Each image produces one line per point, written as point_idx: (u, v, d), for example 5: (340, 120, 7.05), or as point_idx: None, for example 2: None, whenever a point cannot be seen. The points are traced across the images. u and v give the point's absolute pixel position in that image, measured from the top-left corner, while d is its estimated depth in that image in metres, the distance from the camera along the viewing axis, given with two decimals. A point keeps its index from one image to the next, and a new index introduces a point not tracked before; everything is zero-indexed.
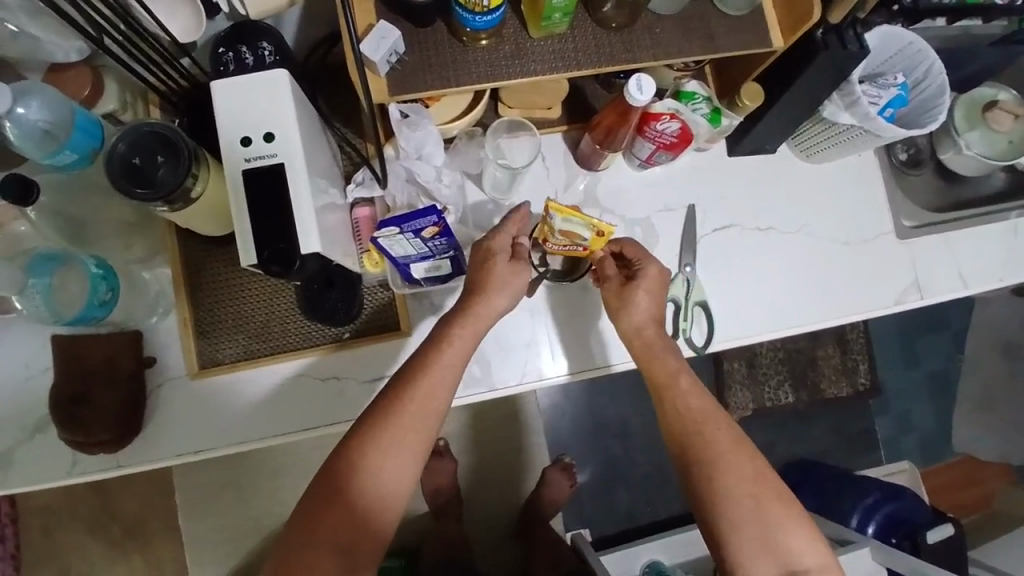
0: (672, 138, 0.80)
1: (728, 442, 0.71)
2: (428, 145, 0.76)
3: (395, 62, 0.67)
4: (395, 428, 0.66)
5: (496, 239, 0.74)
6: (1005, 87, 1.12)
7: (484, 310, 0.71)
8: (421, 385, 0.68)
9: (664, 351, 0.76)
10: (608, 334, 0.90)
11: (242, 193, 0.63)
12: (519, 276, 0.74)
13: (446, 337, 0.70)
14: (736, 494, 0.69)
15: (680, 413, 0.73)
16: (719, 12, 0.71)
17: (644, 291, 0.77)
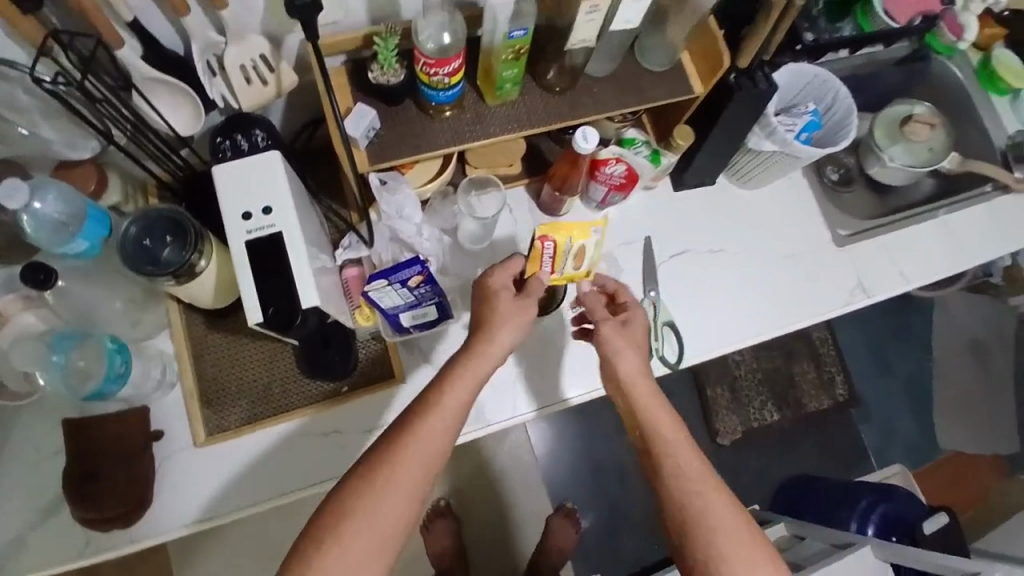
0: (620, 179, 0.91)
1: (698, 478, 0.69)
2: (407, 207, 0.86)
3: (372, 137, 0.77)
4: (392, 465, 0.67)
5: (493, 278, 0.80)
6: (919, 101, 1.25)
7: (487, 346, 0.75)
8: (420, 423, 0.69)
9: (656, 402, 0.75)
10: (563, 370, 0.97)
11: (245, 260, 0.71)
12: (526, 313, 0.79)
13: (449, 379, 0.72)
14: (720, 538, 0.67)
15: (662, 447, 0.72)
16: (645, 69, 0.84)
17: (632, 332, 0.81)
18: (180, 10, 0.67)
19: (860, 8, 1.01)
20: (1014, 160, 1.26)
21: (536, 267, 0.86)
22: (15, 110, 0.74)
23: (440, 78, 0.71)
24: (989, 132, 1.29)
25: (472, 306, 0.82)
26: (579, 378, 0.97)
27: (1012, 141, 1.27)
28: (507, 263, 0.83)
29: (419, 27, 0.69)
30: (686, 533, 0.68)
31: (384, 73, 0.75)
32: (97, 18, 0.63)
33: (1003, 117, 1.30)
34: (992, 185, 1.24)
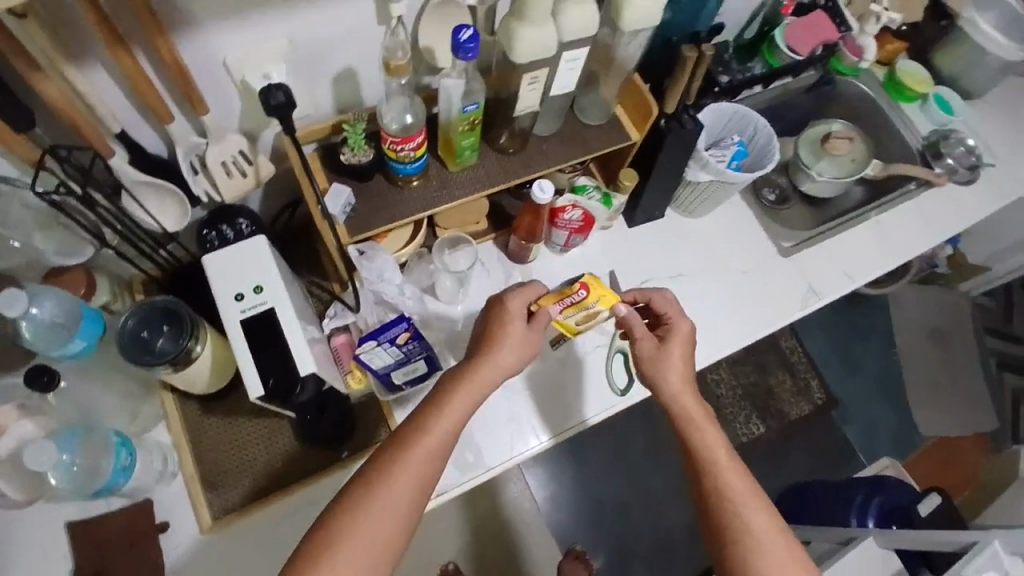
0: (578, 223, 0.99)
1: (738, 487, 0.78)
2: (387, 271, 0.92)
3: (349, 212, 0.84)
4: (394, 473, 0.71)
5: (510, 302, 0.85)
6: (835, 119, 1.40)
7: (491, 364, 0.80)
8: (421, 435, 0.74)
9: (705, 421, 0.83)
10: (577, 396, 1.03)
11: (242, 339, 0.75)
12: (528, 340, 0.84)
13: (451, 394, 0.78)
14: (758, 540, 0.75)
15: (707, 457, 0.80)
16: (583, 122, 0.95)
17: (677, 348, 0.87)
18: (164, 119, 0.74)
19: (766, 48, 1.14)
20: (932, 158, 1.38)
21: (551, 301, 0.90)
22: (11, 227, 0.79)
23: (406, 153, 0.78)
24: (906, 138, 1.41)
25: (480, 323, 0.87)
26: (591, 399, 1.03)
27: (927, 141, 1.39)
28: (524, 287, 0.87)
29: (382, 112, 0.77)
30: (731, 543, 0.76)
31: (355, 154, 0.82)
32: (92, 136, 0.70)
33: (914, 121, 1.44)
34: (915, 183, 1.36)
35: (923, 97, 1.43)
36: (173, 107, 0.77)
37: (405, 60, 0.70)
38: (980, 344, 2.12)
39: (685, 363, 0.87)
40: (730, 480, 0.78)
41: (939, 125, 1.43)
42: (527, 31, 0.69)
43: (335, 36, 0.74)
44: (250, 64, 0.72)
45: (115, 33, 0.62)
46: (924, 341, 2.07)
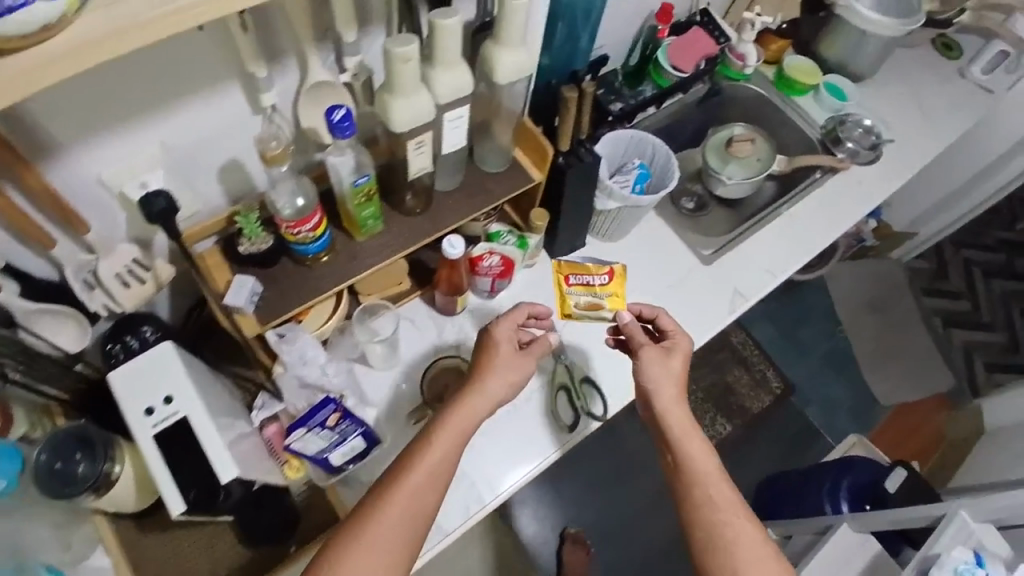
0: (499, 268, 1.00)
1: (721, 490, 0.79)
2: (309, 351, 0.88)
3: (257, 300, 0.82)
4: (393, 497, 0.75)
5: (496, 327, 0.91)
6: (736, 122, 1.45)
7: (484, 388, 0.86)
8: (419, 458, 0.78)
9: (695, 428, 0.85)
10: (536, 439, 1.01)
11: (156, 455, 0.74)
12: (520, 360, 0.90)
13: (446, 419, 0.82)
14: (738, 546, 0.75)
15: (692, 464, 0.82)
16: (485, 171, 0.97)
17: (677, 359, 0.91)
18: (45, 245, 0.71)
19: (652, 70, 1.17)
20: (832, 144, 1.39)
21: (567, 274, 1.10)
22: None
23: (304, 234, 0.77)
24: (803, 131, 1.43)
25: (473, 358, 0.92)
26: (547, 441, 1.01)
27: (826, 129, 1.40)
28: (514, 311, 0.93)
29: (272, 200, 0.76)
30: (717, 548, 0.76)
31: (253, 243, 0.81)
32: None
33: (810, 112, 1.44)
34: (820, 171, 1.38)
35: (814, 89, 1.44)
36: (56, 229, 0.74)
37: (280, 148, 0.69)
38: (920, 305, 2.20)
39: (681, 373, 0.90)
40: (714, 486, 0.79)
41: (834, 112, 1.43)
42: (401, 103, 0.70)
43: (210, 133, 0.73)
44: (126, 175, 0.71)
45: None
46: (866, 313, 2.15)
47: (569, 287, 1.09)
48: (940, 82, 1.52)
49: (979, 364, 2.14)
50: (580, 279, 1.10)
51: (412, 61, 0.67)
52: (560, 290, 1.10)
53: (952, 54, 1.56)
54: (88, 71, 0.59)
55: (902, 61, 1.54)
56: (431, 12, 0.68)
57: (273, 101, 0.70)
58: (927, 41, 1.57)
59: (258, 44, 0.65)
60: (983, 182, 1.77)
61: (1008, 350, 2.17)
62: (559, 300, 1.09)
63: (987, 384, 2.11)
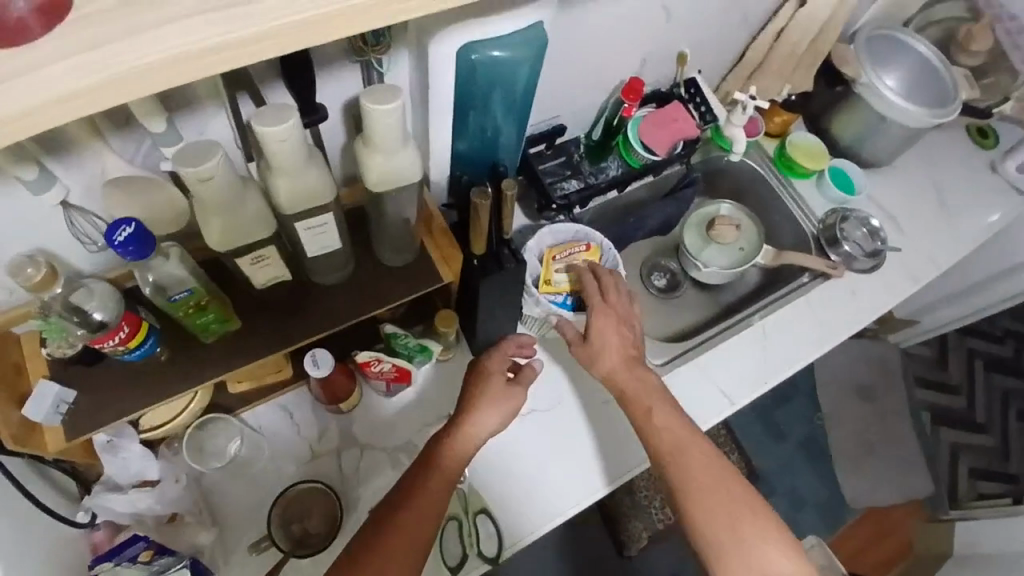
0: (392, 373, 0.84)
1: (694, 465, 0.76)
2: (135, 464, 0.75)
3: (67, 410, 0.68)
4: (383, 548, 0.69)
5: (490, 360, 0.84)
6: (722, 199, 1.28)
7: (474, 428, 0.79)
8: (410, 506, 0.72)
9: (641, 390, 0.83)
10: (448, 545, 0.89)
11: None
12: (512, 397, 0.82)
13: (435, 457, 0.76)
14: (708, 505, 0.73)
15: (654, 437, 0.79)
16: (381, 263, 0.79)
17: (609, 329, 0.85)
18: None
19: (620, 145, 0.99)
20: (827, 244, 1.21)
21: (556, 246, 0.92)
22: None
23: (111, 347, 0.63)
24: (798, 221, 1.26)
25: (462, 389, 0.85)
26: (465, 549, 0.88)
27: (823, 224, 1.23)
28: (503, 343, 0.87)
29: (61, 317, 0.60)
30: (688, 510, 0.74)
31: (56, 348, 0.67)
32: None
33: (810, 200, 1.27)
34: (808, 275, 1.20)
35: (819, 174, 1.27)
36: None
37: (44, 272, 0.58)
38: (911, 398, 2.00)
39: (629, 340, 0.86)
40: (678, 455, 0.77)
41: (837, 204, 1.27)
42: (217, 219, 0.55)
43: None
44: None
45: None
46: (852, 400, 1.95)
47: (556, 259, 0.91)
48: (960, 174, 1.31)
49: (961, 468, 1.93)
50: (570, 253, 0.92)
51: (216, 178, 0.52)
52: (545, 260, 0.91)
53: (987, 141, 1.35)
54: None
55: (921, 147, 1.33)
56: (252, 113, 0.52)
57: (58, 199, 0.57)
58: (955, 126, 1.36)
59: (23, 145, 0.52)
60: (982, 290, 1.57)
61: (1001, 458, 1.95)
62: (544, 268, 0.90)
63: (969, 495, 1.89)
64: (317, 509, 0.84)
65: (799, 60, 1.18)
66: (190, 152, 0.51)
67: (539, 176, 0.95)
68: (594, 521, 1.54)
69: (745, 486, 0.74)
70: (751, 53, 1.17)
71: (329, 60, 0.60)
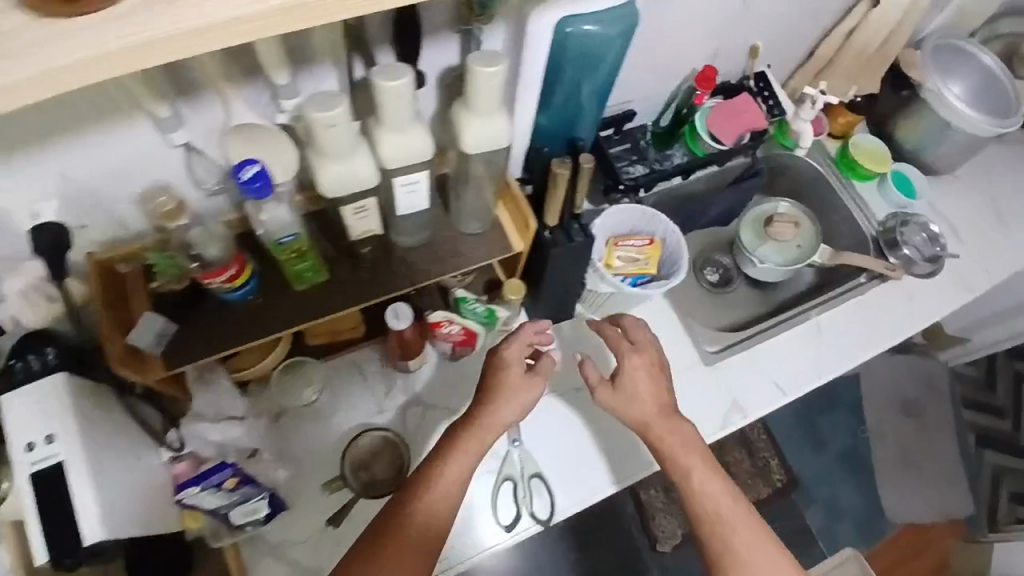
0: (460, 336, 0.89)
1: (740, 527, 0.78)
2: (223, 400, 0.81)
3: (169, 341, 0.73)
4: (394, 550, 0.71)
5: (508, 350, 0.82)
6: (781, 198, 1.28)
7: (492, 418, 0.79)
8: (421, 499, 0.74)
9: (676, 427, 0.83)
10: (498, 505, 0.92)
11: (28, 499, 0.65)
12: (531, 388, 0.81)
13: (443, 459, 0.77)
14: (745, 563, 0.76)
15: (696, 494, 0.80)
16: (461, 233, 0.85)
17: (642, 372, 0.85)
18: None
19: (687, 133, 1.02)
20: (887, 247, 1.21)
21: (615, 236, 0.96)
22: None
23: (218, 283, 0.69)
24: (859, 222, 1.26)
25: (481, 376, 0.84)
26: (515, 504, 0.92)
27: (883, 227, 1.23)
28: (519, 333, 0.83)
29: (178, 254, 0.71)
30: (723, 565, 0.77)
31: (164, 282, 0.73)
32: None
33: (869, 202, 1.27)
34: (866, 275, 1.20)
35: (881, 177, 1.27)
36: None
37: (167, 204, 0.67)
38: (957, 417, 1.95)
39: (663, 383, 0.86)
40: (723, 518, 0.78)
41: (897, 207, 1.26)
42: (329, 166, 0.60)
43: (127, 166, 0.65)
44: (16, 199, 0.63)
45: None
46: (895, 414, 1.92)
47: (616, 245, 0.94)
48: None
49: (1006, 493, 1.87)
50: (634, 240, 0.95)
51: (338, 127, 0.56)
52: (606, 247, 0.94)
53: None
54: None
55: (985, 156, 1.32)
56: (372, 69, 0.58)
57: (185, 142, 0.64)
58: (1019, 139, 1.34)
59: (164, 83, 0.57)
60: None
61: None
62: (605, 252, 0.94)
63: (1011, 519, 1.84)
64: (381, 459, 0.88)
65: (866, 62, 1.20)
66: (317, 100, 0.56)
67: (609, 157, 0.97)
68: (630, 510, 1.56)
69: (782, 551, 0.78)
70: (822, 50, 1.17)
71: (436, 26, 0.64)
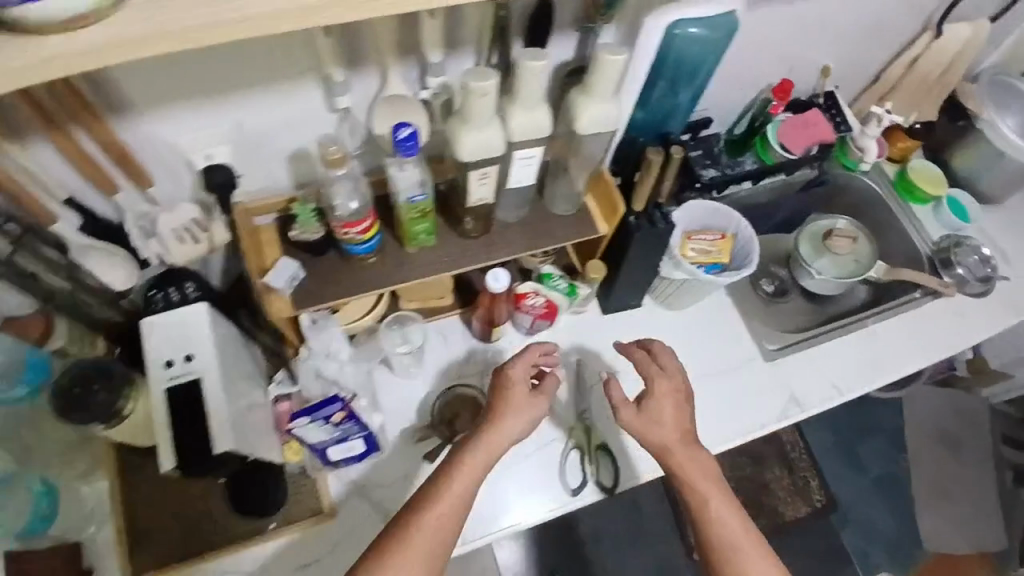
0: (542, 309, 0.98)
1: (757, 560, 0.75)
2: (334, 343, 0.89)
3: (297, 284, 0.83)
4: (402, 557, 0.69)
5: (512, 370, 0.84)
6: (838, 216, 1.30)
7: (497, 435, 0.78)
8: (431, 509, 0.72)
9: (692, 455, 0.83)
10: (564, 471, 0.99)
11: (165, 408, 0.74)
12: (538, 406, 0.82)
13: (449, 473, 0.75)
14: None
15: (712, 525, 0.78)
16: (552, 212, 0.93)
17: (664, 400, 0.87)
18: (107, 189, 0.74)
19: (759, 143, 1.09)
20: (941, 265, 1.26)
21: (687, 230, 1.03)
22: None
23: (352, 235, 0.79)
24: (914, 240, 1.30)
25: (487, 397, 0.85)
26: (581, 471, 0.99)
27: (936, 246, 1.28)
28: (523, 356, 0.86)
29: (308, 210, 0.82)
30: None
31: (301, 232, 0.82)
32: (32, 205, 0.70)
33: (925, 223, 1.32)
34: (920, 291, 1.24)
35: (936, 201, 1.32)
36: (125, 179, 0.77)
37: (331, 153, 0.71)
38: (996, 455, 1.92)
39: (679, 411, 0.87)
40: (740, 551, 0.76)
41: (952, 230, 1.31)
42: (469, 134, 0.69)
43: (288, 125, 0.76)
44: (197, 145, 0.74)
45: (50, 119, 0.63)
46: (935, 446, 1.92)
47: (690, 237, 1.01)
48: None
49: None
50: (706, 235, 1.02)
51: (487, 97, 0.65)
52: (680, 239, 1.01)
53: None
54: (185, 62, 0.64)
55: None
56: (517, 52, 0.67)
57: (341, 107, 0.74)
58: None
59: (339, 53, 0.68)
60: None
61: None
62: (680, 242, 1.00)
63: None
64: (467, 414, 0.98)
65: (928, 90, 1.27)
66: (471, 75, 0.65)
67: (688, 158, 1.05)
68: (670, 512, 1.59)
69: None
70: (886, 76, 1.25)
71: (563, 22, 0.74)
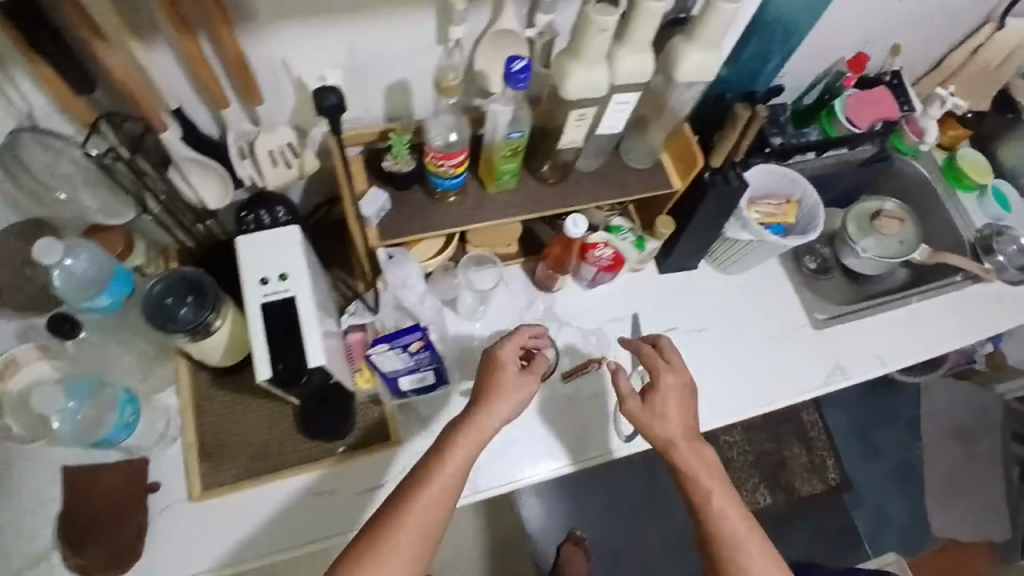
0: (608, 262, 1.00)
1: (757, 560, 0.73)
2: (411, 277, 0.94)
3: (384, 216, 0.85)
4: (393, 541, 0.68)
5: (502, 350, 0.79)
6: (886, 198, 1.30)
7: (484, 419, 0.75)
8: (420, 493, 0.70)
9: (696, 449, 0.80)
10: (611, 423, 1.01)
11: (260, 321, 0.77)
12: (527, 387, 0.78)
13: (437, 459, 0.73)
14: None
15: (714, 525, 0.75)
16: (627, 164, 0.95)
17: (671, 397, 0.83)
18: (218, 102, 0.76)
19: (824, 117, 1.11)
20: (982, 252, 1.28)
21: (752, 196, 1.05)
22: (59, 175, 0.81)
23: (445, 168, 0.79)
24: (958, 226, 1.29)
25: (476, 379, 0.80)
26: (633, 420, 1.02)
27: (979, 234, 1.29)
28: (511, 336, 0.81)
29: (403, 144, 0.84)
30: None
31: (396, 162, 0.84)
32: (147, 107, 0.72)
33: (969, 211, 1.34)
34: (961, 275, 1.25)
35: (982, 189, 1.34)
36: (231, 95, 0.78)
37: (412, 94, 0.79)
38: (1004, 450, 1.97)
39: (683, 402, 0.83)
40: (738, 552, 0.74)
41: (994, 219, 1.34)
42: (578, 72, 0.71)
43: (395, 54, 0.78)
44: (309, 65, 0.75)
45: (182, 22, 0.65)
46: (948, 438, 1.96)
47: (756, 201, 1.04)
48: None
49: None
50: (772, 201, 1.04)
51: (607, 33, 0.67)
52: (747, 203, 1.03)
53: None
54: None
55: None
56: None
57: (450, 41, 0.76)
58: None
59: None
60: None
61: None
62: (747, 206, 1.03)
63: None
64: None
65: (989, 79, 1.28)
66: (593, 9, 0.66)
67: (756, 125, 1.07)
68: None
69: None
70: (949, 62, 1.26)
71: None
